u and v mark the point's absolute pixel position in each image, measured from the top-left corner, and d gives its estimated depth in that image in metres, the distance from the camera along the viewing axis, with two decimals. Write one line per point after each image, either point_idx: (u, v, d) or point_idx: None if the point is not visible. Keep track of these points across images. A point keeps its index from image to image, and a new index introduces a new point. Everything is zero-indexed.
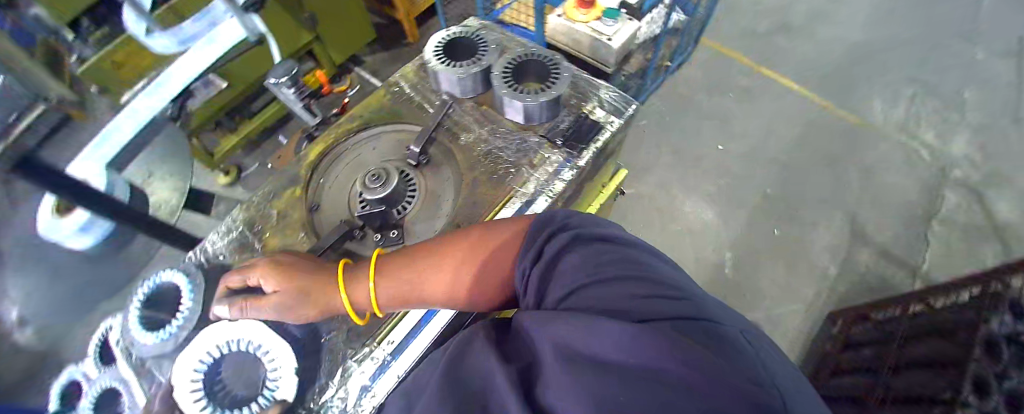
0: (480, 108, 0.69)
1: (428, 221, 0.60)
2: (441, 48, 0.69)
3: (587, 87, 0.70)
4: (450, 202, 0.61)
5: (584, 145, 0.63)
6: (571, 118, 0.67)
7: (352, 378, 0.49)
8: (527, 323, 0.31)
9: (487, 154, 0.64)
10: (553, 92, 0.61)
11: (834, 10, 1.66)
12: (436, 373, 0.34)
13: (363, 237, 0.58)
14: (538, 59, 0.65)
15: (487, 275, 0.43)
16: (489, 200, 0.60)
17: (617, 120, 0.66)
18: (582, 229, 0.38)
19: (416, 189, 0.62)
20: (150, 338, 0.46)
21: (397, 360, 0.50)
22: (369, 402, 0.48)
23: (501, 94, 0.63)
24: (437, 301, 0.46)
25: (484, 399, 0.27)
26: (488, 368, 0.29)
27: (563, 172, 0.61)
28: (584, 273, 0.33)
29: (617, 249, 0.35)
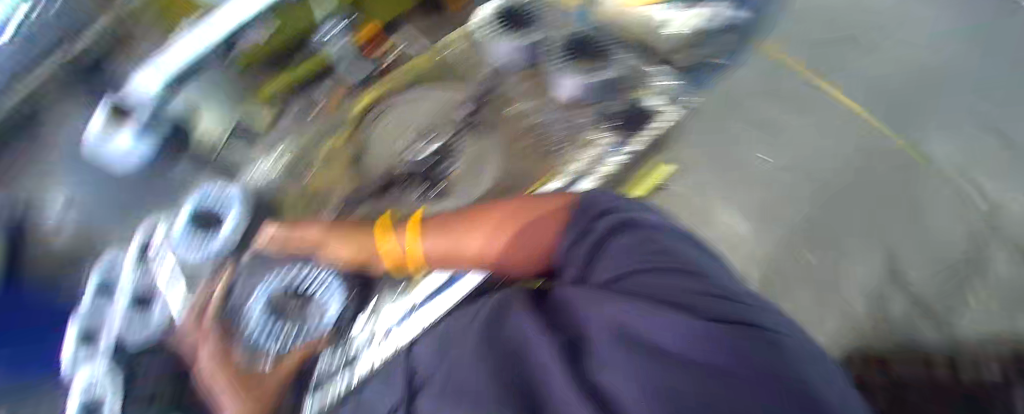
0: (534, 81, 0.76)
1: (476, 181, 0.73)
2: (502, 17, 0.74)
3: (643, 69, 0.74)
4: (492, 168, 0.74)
5: (631, 132, 0.74)
6: (623, 102, 0.74)
7: (385, 306, 0.64)
8: (571, 300, 0.30)
9: (535, 128, 0.75)
10: (603, 75, 0.72)
11: None
12: (465, 332, 0.33)
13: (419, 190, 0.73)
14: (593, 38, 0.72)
15: (523, 249, 0.46)
16: (538, 172, 0.73)
17: (667, 105, 0.74)
18: (635, 215, 0.37)
19: (460, 154, 0.75)
20: (194, 237, 0.68)
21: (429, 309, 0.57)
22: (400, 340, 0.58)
23: (553, 72, 0.74)
24: (474, 260, 0.51)
25: (518, 370, 0.25)
26: (525, 339, 0.27)
27: (609, 156, 0.73)
28: (636, 257, 0.31)
29: (675, 243, 0.33)
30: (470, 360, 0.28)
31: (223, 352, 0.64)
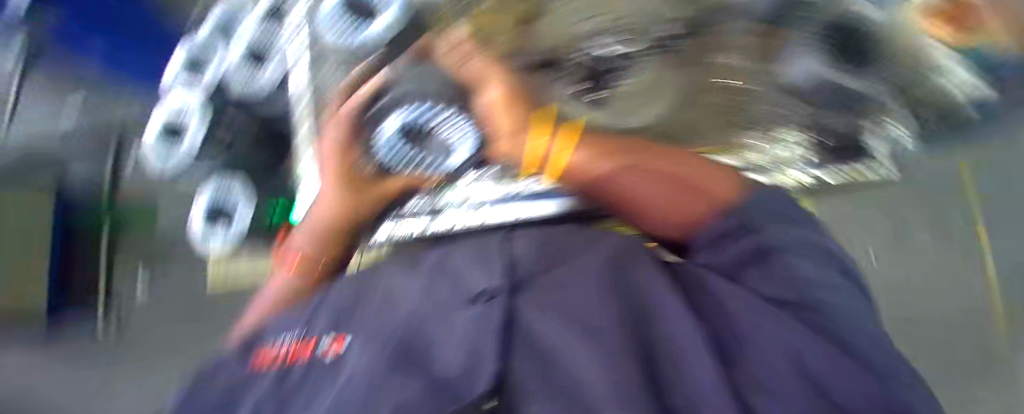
0: (785, 31, 0.54)
1: (638, 108, 0.49)
2: None
3: (902, 99, 0.58)
4: (670, 105, 0.51)
5: (822, 151, 0.65)
6: (850, 117, 0.61)
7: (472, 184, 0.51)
8: (716, 288, 0.27)
9: (746, 94, 0.56)
10: (862, 84, 0.56)
11: None
12: (575, 249, 0.29)
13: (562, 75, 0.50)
14: (891, 27, 0.52)
15: (700, 212, 0.33)
16: (714, 136, 0.58)
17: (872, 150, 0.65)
18: (782, 227, 0.32)
19: (646, 63, 0.51)
20: (353, 19, 0.57)
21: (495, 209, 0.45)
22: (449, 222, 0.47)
23: (814, 55, 0.54)
24: (620, 206, 0.36)
25: (651, 333, 0.23)
26: (661, 301, 0.24)
27: (783, 159, 0.65)
28: (781, 279, 0.28)
29: (830, 278, 0.29)
30: (587, 282, 0.25)
31: (348, 148, 0.53)
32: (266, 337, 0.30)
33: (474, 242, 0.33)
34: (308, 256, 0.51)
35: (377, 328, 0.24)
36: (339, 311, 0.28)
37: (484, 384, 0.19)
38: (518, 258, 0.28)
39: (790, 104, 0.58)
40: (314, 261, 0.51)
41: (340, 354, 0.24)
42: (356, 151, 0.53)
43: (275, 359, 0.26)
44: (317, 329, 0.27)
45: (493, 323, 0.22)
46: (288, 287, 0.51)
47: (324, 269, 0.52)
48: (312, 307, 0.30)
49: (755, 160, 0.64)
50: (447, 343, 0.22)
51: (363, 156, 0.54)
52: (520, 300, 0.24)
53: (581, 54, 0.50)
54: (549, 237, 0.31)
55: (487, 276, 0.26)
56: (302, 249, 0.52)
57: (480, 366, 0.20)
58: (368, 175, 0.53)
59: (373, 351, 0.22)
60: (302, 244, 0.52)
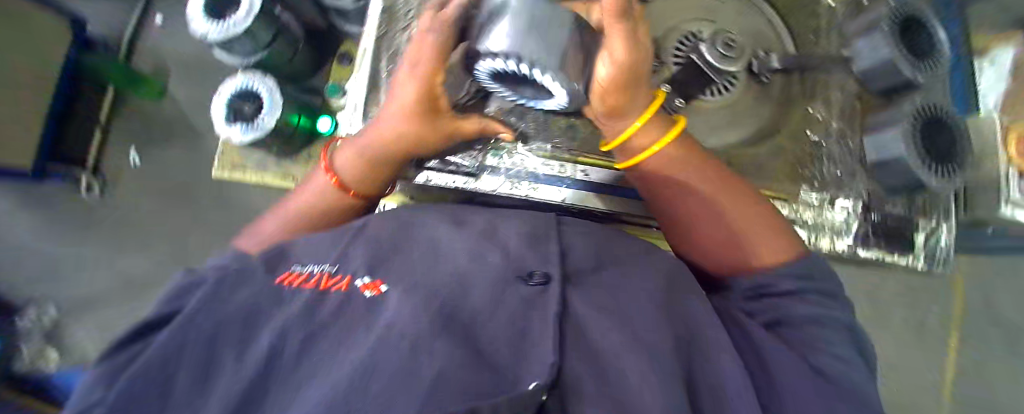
0: (856, 102, 0.61)
1: (707, 133, 0.59)
2: (900, 17, 0.54)
3: (941, 211, 0.59)
4: (739, 137, 0.60)
5: (880, 243, 0.59)
6: (898, 207, 0.59)
7: (524, 157, 0.57)
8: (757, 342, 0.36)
9: (807, 151, 0.60)
10: (947, 181, 0.50)
11: None
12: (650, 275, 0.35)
13: (657, 74, 0.57)
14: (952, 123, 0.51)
15: (748, 238, 0.44)
16: (765, 179, 0.59)
17: (919, 262, 0.60)
18: (826, 301, 0.39)
19: (732, 88, 0.58)
20: None
21: (540, 187, 0.57)
22: (502, 186, 0.57)
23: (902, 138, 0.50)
24: (684, 216, 0.48)
25: (707, 367, 0.30)
26: (719, 341, 0.31)
27: (843, 237, 0.58)
28: (800, 339, 0.37)
29: (840, 342, 0.36)
30: (638, 308, 0.30)
31: (427, 88, 0.42)
32: (298, 263, 0.34)
33: (520, 235, 0.37)
34: (348, 182, 0.51)
35: (413, 285, 0.28)
36: (372, 256, 0.33)
37: (539, 379, 0.20)
38: (563, 262, 0.33)
39: (855, 171, 0.59)
40: (351, 189, 0.51)
41: (380, 293, 0.28)
42: (436, 93, 0.43)
43: (310, 284, 0.29)
44: (351, 267, 0.31)
45: (535, 316, 0.26)
46: (322, 199, 0.52)
47: (362, 198, 0.52)
48: (343, 245, 0.35)
49: (830, 245, 0.58)
50: (490, 319, 0.25)
51: (442, 99, 0.44)
52: (570, 304, 0.28)
53: (674, 62, 0.58)
54: (599, 256, 0.36)
55: (533, 270, 0.31)
56: (342, 171, 0.51)
57: (525, 354, 0.23)
58: (440, 119, 0.46)
59: (412, 306, 0.25)
60: (345, 165, 0.51)
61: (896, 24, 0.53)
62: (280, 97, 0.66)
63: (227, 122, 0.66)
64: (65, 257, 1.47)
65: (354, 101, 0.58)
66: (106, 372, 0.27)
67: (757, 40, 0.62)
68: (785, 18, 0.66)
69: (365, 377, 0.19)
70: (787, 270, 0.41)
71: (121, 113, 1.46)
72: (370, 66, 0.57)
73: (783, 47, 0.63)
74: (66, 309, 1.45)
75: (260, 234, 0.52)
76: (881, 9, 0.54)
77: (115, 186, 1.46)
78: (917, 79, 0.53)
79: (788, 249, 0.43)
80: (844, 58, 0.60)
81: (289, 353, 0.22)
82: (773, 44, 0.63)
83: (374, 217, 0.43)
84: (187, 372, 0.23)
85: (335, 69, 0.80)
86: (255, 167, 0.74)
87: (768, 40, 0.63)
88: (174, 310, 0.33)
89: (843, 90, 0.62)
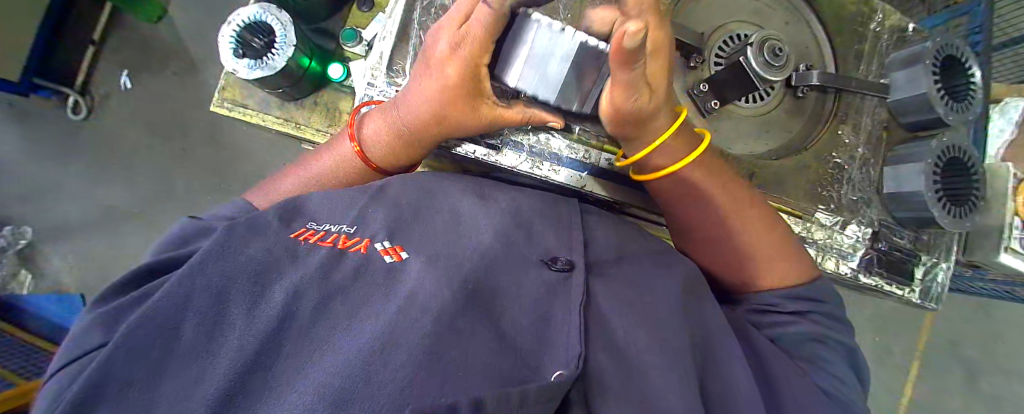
0: (883, 131, 0.62)
1: (734, 141, 0.60)
2: (938, 60, 0.57)
3: (944, 249, 0.62)
4: (765, 147, 0.61)
5: (886, 273, 0.59)
6: (905, 237, 0.61)
7: (551, 138, 0.55)
8: (759, 345, 0.39)
9: (829, 171, 0.61)
10: (961, 224, 0.56)
11: (1004, 363, 1.39)
12: (666, 286, 0.39)
13: (693, 72, 0.58)
14: (964, 167, 0.58)
15: (755, 266, 0.46)
16: (786, 194, 0.59)
17: (917, 298, 0.61)
18: (828, 322, 0.42)
19: (767, 98, 0.60)
20: None
21: (562, 169, 0.56)
22: (524, 163, 0.55)
23: (924, 184, 0.55)
24: (700, 237, 0.49)
25: (705, 370, 0.34)
26: (728, 351, 0.36)
27: (850, 259, 0.59)
28: (801, 352, 0.40)
29: (838, 361, 0.39)
30: (652, 307, 0.36)
31: (471, 69, 0.41)
32: (313, 221, 0.37)
33: (542, 223, 0.42)
34: (375, 152, 0.50)
35: (433, 256, 0.32)
36: (391, 222, 0.36)
37: (561, 370, 0.26)
38: (585, 254, 0.40)
39: (870, 199, 0.61)
40: (377, 161, 0.51)
41: (401, 259, 0.32)
42: (479, 73, 0.42)
43: (327, 242, 0.32)
44: (368, 231, 0.35)
45: (558, 305, 0.32)
46: (339, 164, 0.51)
47: (381, 173, 0.52)
48: (360, 207, 0.39)
49: (835, 267, 0.59)
50: (514, 307, 0.30)
51: (485, 80, 0.43)
52: (591, 296, 0.35)
53: (715, 64, 0.58)
54: (618, 252, 0.43)
55: (557, 258, 0.37)
56: (369, 141, 0.50)
57: (547, 342, 0.29)
58: (480, 103, 0.45)
59: (433, 279, 0.29)
60: (375, 136, 0.50)
61: (936, 66, 0.57)
62: (294, 34, 0.62)
63: (234, 55, 0.61)
64: (46, 178, 1.41)
65: (378, 49, 0.55)
66: (102, 317, 0.26)
67: (799, 55, 0.63)
68: (832, 37, 0.64)
69: (386, 349, 0.22)
70: (794, 292, 0.44)
71: (115, 33, 1.38)
72: (401, 14, 0.54)
73: (822, 66, 0.64)
74: (43, 231, 1.41)
75: (274, 192, 0.51)
76: (928, 46, 0.57)
77: (104, 110, 1.39)
78: (948, 119, 0.57)
79: (795, 274, 0.45)
80: (886, 87, 0.60)
81: (304, 312, 0.25)
82: (813, 62, 0.64)
83: (393, 179, 0.46)
84: (196, 318, 0.23)
85: (354, 13, 0.74)
86: (257, 106, 0.71)
87: (808, 54, 0.64)
88: (183, 255, 0.32)
89: (874, 118, 0.62)
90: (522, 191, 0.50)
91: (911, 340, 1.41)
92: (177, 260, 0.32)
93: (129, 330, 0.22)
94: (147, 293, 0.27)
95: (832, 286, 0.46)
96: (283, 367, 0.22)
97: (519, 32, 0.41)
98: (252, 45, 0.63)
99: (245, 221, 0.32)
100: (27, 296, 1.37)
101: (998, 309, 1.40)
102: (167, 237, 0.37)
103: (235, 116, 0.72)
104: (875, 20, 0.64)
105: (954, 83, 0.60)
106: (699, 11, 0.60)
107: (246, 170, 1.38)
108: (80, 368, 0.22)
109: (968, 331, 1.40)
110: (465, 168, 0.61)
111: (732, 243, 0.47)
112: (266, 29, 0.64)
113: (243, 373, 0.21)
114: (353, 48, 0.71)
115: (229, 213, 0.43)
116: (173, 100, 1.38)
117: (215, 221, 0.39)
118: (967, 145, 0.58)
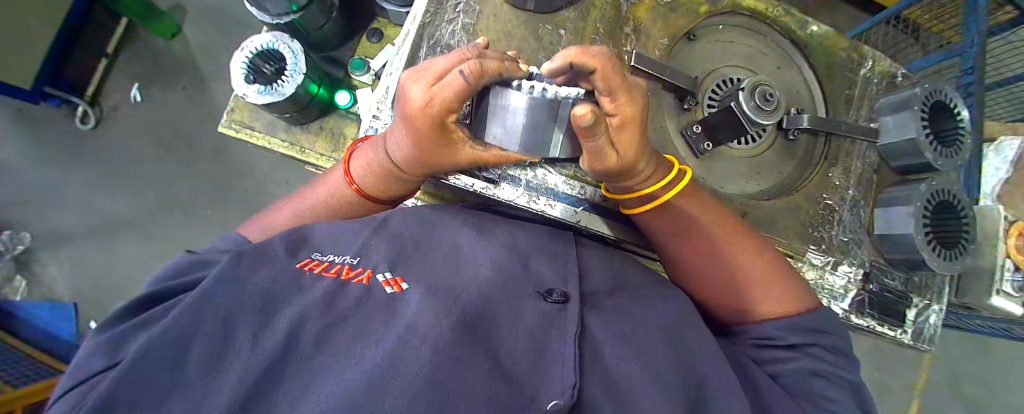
0: (873, 173, 0.64)
1: (727, 180, 0.61)
2: (928, 104, 0.58)
3: (934, 292, 0.62)
4: (759, 187, 0.62)
5: (877, 314, 0.59)
6: (895, 278, 0.62)
7: (546, 177, 0.57)
8: (761, 380, 0.39)
9: (822, 212, 0.62)
10: (954, 266, 0.57)
11: (1002, 393, 1.38)
12: (661, 318, 0.40)
13: (687, 113, 0.60)
14: (953, 208, 0.59)
15: (747, 297, 0.47)
16: (781, 234, 0.60)
17: (908, 339, 0.61)
18: (831, 357, 0.42)
19: (760, 140, 0.61)
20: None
21: (557, 203, 0.57)
22: (520, 199, 0.56)
23: (917, 229, 0.56)
24: (695, 271, 0.51)
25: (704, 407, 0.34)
26: (728, 384, 0.36)
27: (842, 300, 0.59)
28: (806, 392, 0.39)
29: (846, 399, 0.39)
30: (649, 342, 0.36)
31: (437, 124, 0.38)
32: (318, 251, 0.37)
33: (541, 256, 0.43)
34: (369, 182, 0.51)
35: (433, 287, 0.33)
36: (392, 254, 0.37)
37: (557, 399, 0.26)
38: (582, 287, 0.41)
39: (861, 240, 0.62)
40: (373, 192, 0.52)
41: (401, 290, 0.32)
42: (447, 126, 0.39)
43: (330, 272, 0.33)
44: (370, 262, 0.36)
45: (554, 336, 0.32)
46: (337, 194, 0.53)
47: (381, 203, 0.54)
48: (364, 238, 0.39)
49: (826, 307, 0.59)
50: (512, 338, 0.31)
51: (456, 129, 0.40)
52: (589, 330, 0.35)
53: (708, 107, 0.60)
54: (617, 286, 0.44)
55: (553, 289, 0.37)
56: (363, 172, 0.51)
57: (546, 371, 0.29)
58: (460, 145, 0.43)
59: (432, 309, 0.29)
60: (368, 168, 0.50)
61: (924, 111, 0.58)
62: (304, 64, 0.64)
63: (245, 82, 0.62)
64: (49, 185, 1.43)
65: (385, 83, 0.57)
66: (106, 341, 0.26)
67: (792, 99, 0.65)
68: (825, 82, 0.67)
69: (386, 376, 0.22)
70: (793, 324, 0.44)
71: (130, 48, 1.42)
72: (409, 49, 0.56)
73: (813, 111, 0.66)
74: (41, 237, 1.42)
75: (267, 222, 0.52)
76: (917, 91, 0.58)
77: (112, 120, 1.42)
78: (937, 164, 0.58)
79: (794, 301, 0.47)
80: (875, 133, 0.61)
81: (306, 339, 0.25)
82: (805, 106, 0.66)
83: (395, 211, 0.47)
84: (203, 343, 0.24)
85: (363, 44, 0.78)
86: (264, 129, 0.73)
87: (801, 99, 0.66)
88: (184, 287, 0.33)
89: (864, 161, 0.64)
90: (518, 224, 0.50)
91: (909, 374, 1.39)
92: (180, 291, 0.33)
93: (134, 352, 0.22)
94: (150, 319, 0.28)
95: (833, 320, 0.46)
96: (285, 390, 0.22)
97: (496, 99, 0.41)
98: (262, 71, 0.65)
99: (252, 251, 0.32)
100: (19, 302, 1.36)
101: (995, 345, 1.40)
102: (161, 271, 0.38)
103: (241, 137, 0.74)
104: (865, 66, 0.67)
105: (942, 129, 0.61)
106: (692, 55, 0.62)
107: (249, 185, 1.40)
108: (82, 392, 0.22)
109: (965, 367, 1.39)
110: (463, 199, 0.62)
111: (729, 271, 0.48)
112: (278, 57, 0.66)
113: (247, 392, 0.21)
114: (361, 76, 0.74)
115: (227, 245, 0.43)
116: (181, 113, 1.41)
117: (214, 255, 0.40)
118: (957, 189, 0.58)
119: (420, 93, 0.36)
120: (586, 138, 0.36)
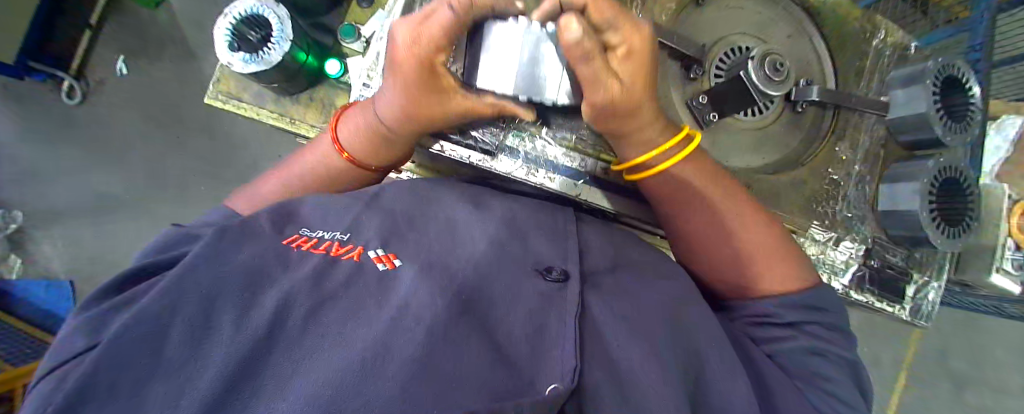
0: (883, 146, 0.63)
1: (732, 154, 0.60)
2: (940, 78, 0.57)
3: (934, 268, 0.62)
4: (763, 162, 0.61)
5: (876, 290, 0.60)
6: (897, 255, 0.62)
7: (546, 148, 0.56)
8: (759, 358, 0.39)
9: (828, 188, 0.61)
10: (955, 243, 0.57)
11: (986, 369, 1.42)
12: (662, 296, 0.40)
13: (693, 83, 0.57)
14: (958, 186, 0.59)
15: (752, 272, 0.47)
16: (784, 208, 0.59)
17: (906, 315, 0.61)
18: (829, 336, 0.43)
19: (767, 111, 0.60)
20: None
21: (558, 175, 0.56)
22: (518, 170, 0.55)
23: (921, 207, 0.56)
24: (702, 247, 0.50)
25: (701, 384, 0.34)
26: (727, 362, 0.36)
27: (842, 276, 0.59)
28: (801, 371, 0.40)
29: (841, 377, 0.40)
30: (649, 320, 0.35)
31: (426, 67, 0.37)
32: (307, 227, 0.36)
33: (539, 232, 0.42)
34: (358, 149, 0.50)
35: (427, 266, 0.32)
36: (385, 230, 0.36)
37: (557, 383, 0.25)
38: (581, 265, 0.40)
39: (864, 216, 0.62)
40: (363, 158, 0.50)
41: (394, 267, 0.31)
42: (437, 70, 0.38)
43: (319, 249, 0.32)
44: (362, 238, 0.35)
45: (552, 315, 0.32)
46: (326, 163, 0.51)
47: (372, 171, 0.52)
48: (355, 214, 0.39)
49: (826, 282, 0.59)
50: (509, 317, 0.30)
51: (446, 76, 0.40)
52: (588, 309, 0.35)
53: (715, 77, 0.58)
54: (616, 263, 0.43)
55: (551, 268, 0.37)
56: (351, 137, 0.50)
57: (544, 354, 0.28)
58: (451, 96, 0.42)
59: (427, 289, 0.28)
60: (357, 133, 0.49)
61: (935, 85, 0.56)
62: (291, 28, 0.61)
63: (229, 49, 0.60)
64: (37, 162, 1.40)
65: (376, 48, 0.55)
66: (88, 320, 0.26)
67: (801, 69, 0.63)
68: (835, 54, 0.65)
69: (379, 359, 0.22)
70: (793, 302, 0.44)
71: (112, 19, 1.37)
72: (400, 13, 0.53)
73: (823, 83, 0.64)
74: (32, 216, 1.40)
75: (255, 192, 0.51)
76: (929, 65, 0.56)
77: (98, 96, 1.38)
78: (946, 140, 0.57)
79: (797, 277, 0.46)
80: (885, 106, 0.60)
81: (294, 320, 0.24)
82: (814, 77, 0.64)
83: (388, 185, 0.46)
84: (185, 324, 0.23)
85: (354, 10, 0.74)
86: (252, 100, 0.71)
87: (809, 69, 0.64)
88: (171, 260, 0.32)
89: (872, 136, 0.63)
90: (517, 199, 0.49)
91: (898, 349, 1.42)
92: (166, 264, 0.32)
93: (114, 334, 0.22)
94: (131, 298, 0.27)
95: (833, 299, 0.46)
96: (273, 372, 0.21)
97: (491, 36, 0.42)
98: (247, 38, 0.62)
99: (238, 228, 0.32)
100: (16, 280, 1.36)
101: (983, 323, 1.43)
102: (151, 244, 0.38)
103: (229, 109, 0.71)
104: (878, 37, 0.64)
105: (952, 103, 0.60)
106: (699, 22, 0.59)
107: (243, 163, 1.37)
108: (62, 374, 0.22)
109: (953, 343, 1.42)
110: (461, 173, 0.61)
111: (735, 248, 0.48)
112: (263, 23, 0.63)
113: (230, 377, 0.20)
114: (352, 44, 0.71)
115: (215, 219, 0.42)
116: (169, 88, 1.37)
117: (201, 228, 0.39)
118: (963, 165, 0.59)
119: (407, 28, 0.36)
120: (579, 60, 0.34)
